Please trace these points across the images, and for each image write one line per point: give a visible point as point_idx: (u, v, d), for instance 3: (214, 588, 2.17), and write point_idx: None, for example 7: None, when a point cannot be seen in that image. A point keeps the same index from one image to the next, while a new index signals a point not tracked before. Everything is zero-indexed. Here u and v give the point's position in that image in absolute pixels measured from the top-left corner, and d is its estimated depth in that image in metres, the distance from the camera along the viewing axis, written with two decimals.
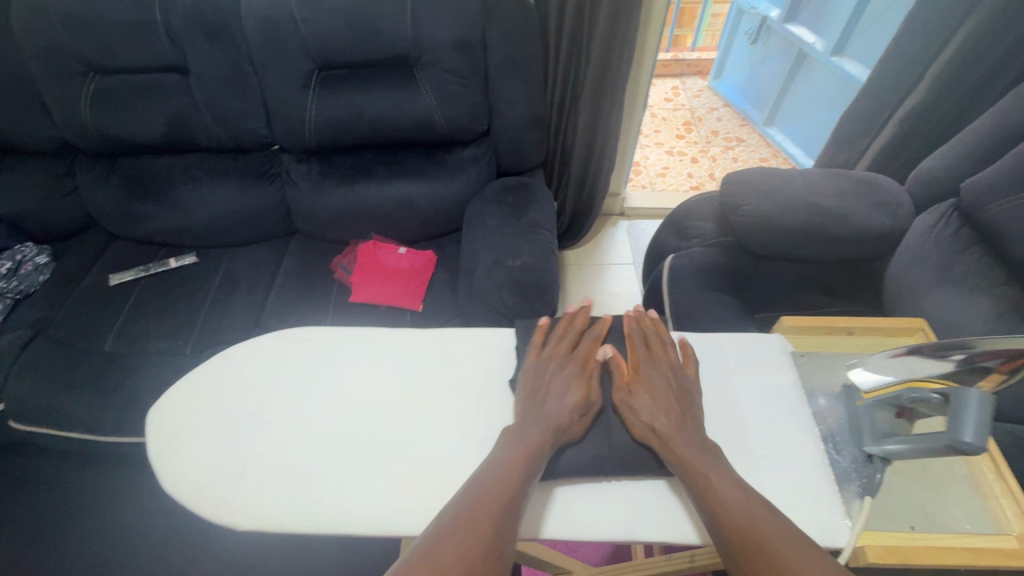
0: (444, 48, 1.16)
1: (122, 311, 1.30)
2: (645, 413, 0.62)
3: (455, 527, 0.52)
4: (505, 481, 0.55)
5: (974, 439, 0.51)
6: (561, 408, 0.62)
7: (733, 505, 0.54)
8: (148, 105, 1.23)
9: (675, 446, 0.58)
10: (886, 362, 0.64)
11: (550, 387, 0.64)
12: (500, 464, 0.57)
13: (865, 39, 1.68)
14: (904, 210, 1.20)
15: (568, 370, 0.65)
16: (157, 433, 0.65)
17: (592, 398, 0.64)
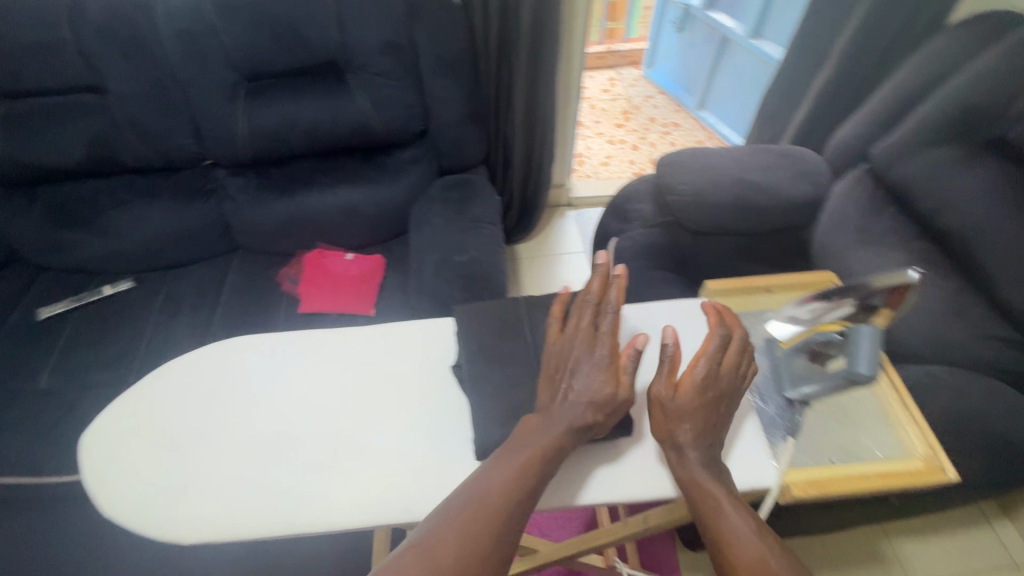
0: (372, 52, 1.16)
1: (56, 345, 1.24)
2: (670, 428, 0.59)
3: (460, 537, 0.51)
4: (516, 482, 0.55)
5: (867, 369, 0.60)
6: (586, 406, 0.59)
7: (742, 534, 0.53)
8: (65, 129, 1.18)
9: (683, 464, 0.57)
10: (796, 313, 0.70)
11: (582, 383, 0.60)
12: (515, 459, 0.56)
13: (780, 21, 1.77)
14: (823, 178, 1.28)
15: (595, 359, 0.60)
16: (92, 458, 0.63)
17: (625, 393, 0.60)
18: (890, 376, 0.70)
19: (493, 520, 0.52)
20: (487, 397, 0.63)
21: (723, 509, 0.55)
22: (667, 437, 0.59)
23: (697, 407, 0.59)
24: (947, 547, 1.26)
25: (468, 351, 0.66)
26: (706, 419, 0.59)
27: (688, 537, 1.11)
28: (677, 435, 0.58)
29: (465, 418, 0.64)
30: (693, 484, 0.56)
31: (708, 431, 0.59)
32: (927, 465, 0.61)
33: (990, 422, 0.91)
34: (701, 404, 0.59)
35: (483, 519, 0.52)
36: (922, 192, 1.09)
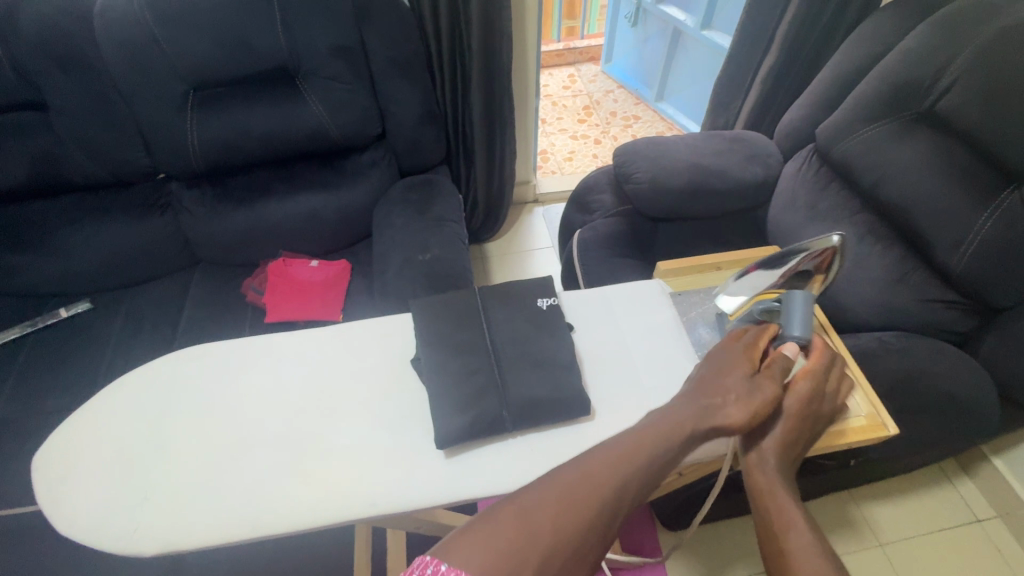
0: (322, 56, 1.16)
1: (10, 372, 1.20)
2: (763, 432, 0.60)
3: (564, 507, 0.49)
4: (625, 460, 0.52)
5: (800, 331, 0.64)
6: (733, 395, 0.58)
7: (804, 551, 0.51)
8: (5, 149, 1.14)
9: (760, 471, 0.58)
10: (739, 286, 0.75)
11: (735, 371, 0.60)
12: (623, 441, 0.54)
13: (728, 11, 1.82)
14: (774, 160, 1.32)
15: (738, 354, 0.62)
16: (43, 479, 0.61)
17: (772, 387, 0.58)
18: None
19: (601, 498, 0.50)
20: (444, 387, 0.64)
21: (796, 522, 0.53)
22: (757, 437, 0.60)
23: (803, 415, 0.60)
24: (913, 507, 1.31)
25: (425, 344, 0.67)
26: (800, 437, 0.60)
27: (664, 514, 1.13)
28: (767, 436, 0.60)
29: (424, 410, 0.65)
30: (765, 488, 0.56)
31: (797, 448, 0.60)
32: (868, 422, 0.66)
33: (935, 381, 0.95)
34: (803, 418, 0.60)
35: (591, 493, 0.50)
36: (863, 167, 1.13)
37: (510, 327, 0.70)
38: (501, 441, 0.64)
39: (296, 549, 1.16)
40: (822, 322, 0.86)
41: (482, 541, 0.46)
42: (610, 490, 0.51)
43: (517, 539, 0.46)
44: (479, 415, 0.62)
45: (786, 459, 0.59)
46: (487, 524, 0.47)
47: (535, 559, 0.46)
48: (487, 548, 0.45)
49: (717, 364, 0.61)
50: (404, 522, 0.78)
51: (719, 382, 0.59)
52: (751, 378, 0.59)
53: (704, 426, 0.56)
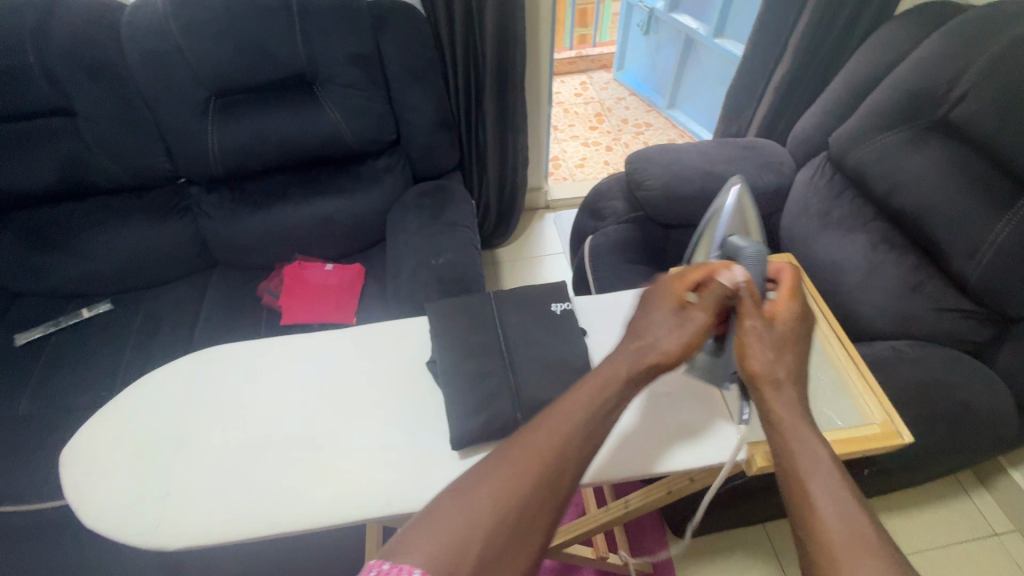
0: (339, 63, 1.18)
1: (33, 370, 1.23)
2: (756, 359, 0.58)
3: (504, 491, 0.48)
4: (564, 437, 0.52)
5: (752, 248, 0.69)
6: (660, 328, 0.60)
7: (821, 500, 0.47)
8: (33, 153, 1.18)
9: (774, 401, 0.55)
10: None
11: (659, 306, 0.62)
12: (555, 415, 0.53)
13: (741, 20, 1.83)
14: (787, 167, 1.32)
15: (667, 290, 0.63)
16: (68, 473, 0.63)
17: (699, 310, 0.60)
18: (844, 344, 0.72)
19: (544, 473, 0.49)
20: (459, 389, 0.65)
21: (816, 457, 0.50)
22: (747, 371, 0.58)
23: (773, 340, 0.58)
24: (927, 519, 1.29)
25: (440, 347, 0.68)
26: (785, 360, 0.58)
27: (674, 521, 1.13)
28: (757, 368, 0.57)
29: (439, 411, 0.66)
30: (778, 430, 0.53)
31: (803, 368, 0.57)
32: (883, 430, 0.64)
33: (949, 391, 0.95)
34: (785, 337, 0.59)
35: (534, 473, 0.49)
36: (877, 175, 1.13)
37: (523, 330, 0.71)
38: None
39: (307, 550, 1.18)
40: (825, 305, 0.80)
41: (430, 530, 0.45)
42: (557, 465, 0.50)
43: (457, 530, 0.45)
44: (493, 418, 0.63)
45: (792, 386, 0.56)
46: (431, 511, 0.47)
47: (479, 540, 0.45)
48: (431, 533, 0.44)
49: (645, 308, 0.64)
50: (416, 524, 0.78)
51: (649, 324, 0.61)
52: (671, 305, 0.61)
53: (635, 372, 0.57)
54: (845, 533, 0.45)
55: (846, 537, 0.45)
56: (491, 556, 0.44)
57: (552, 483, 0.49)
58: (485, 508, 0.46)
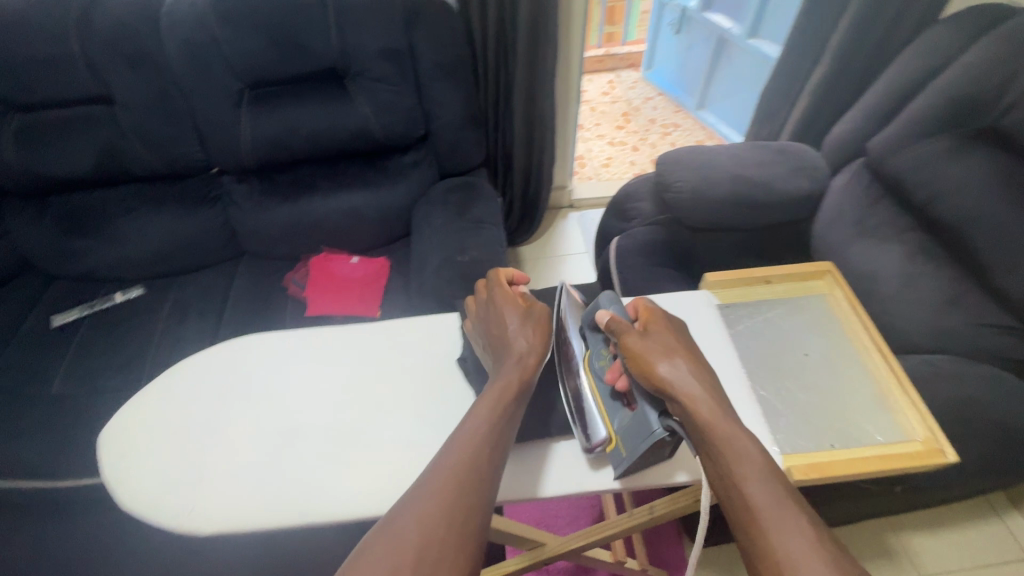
0: (371, 57, 1.18)
1: (67, 351, 1.27)
2: (661, 365, 0.61)
3: (425, 512, 0.49)
4: (472, 457, 0.53)
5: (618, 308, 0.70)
6: (518, 331, 0.64)
7: (762, 507, 0.51)
8: (73, 139, 1.21)
9: (696, 401, 0.58)
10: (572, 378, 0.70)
11: (503, 314, 0.66)
12: (462, 439, 0.55)
13: (778, 20, 1.78)
14: (822, 172, 1.29)
15: (507, 304, 0.67)
16: (106, 454, 0.64)
17: (536, 306, 0.68)
18: (885, 358, 0.70)
19: (460, 486, 0.51)
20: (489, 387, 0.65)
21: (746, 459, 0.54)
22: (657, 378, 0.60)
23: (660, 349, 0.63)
24: (957, 540, 1.25)
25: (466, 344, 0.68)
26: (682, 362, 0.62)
27: (692, 528, 1.11)
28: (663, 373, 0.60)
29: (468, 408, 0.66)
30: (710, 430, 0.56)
31: (699, 367, 0.62)
32: (926, 448, 0.62)
33: (988, 409, 0.91)
34: (668, 341, 0.64)
35: (452, 494, 0.50)
36: (917, 183, 1.09)
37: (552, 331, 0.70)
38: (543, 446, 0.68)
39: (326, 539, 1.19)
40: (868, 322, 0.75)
41: (384, 552, 0.46)
42: (470, 484, 0.51)
43: (396, 554, 0.46)
44: None
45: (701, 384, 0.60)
46: (374, 537, 0.48)
47: (416, 556, 0.46)
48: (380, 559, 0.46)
49: (486, 324, 0.67)
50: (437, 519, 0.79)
51: (506, 329, 0.65)
52: (518, 311, 0.66)
53: (512, 367, 0.61)
54: (788, 530, 0.49)
55: (790, 542, 0.49)
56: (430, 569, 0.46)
57: (468, 501, 0.50)
58: (414, 532, 0.47)
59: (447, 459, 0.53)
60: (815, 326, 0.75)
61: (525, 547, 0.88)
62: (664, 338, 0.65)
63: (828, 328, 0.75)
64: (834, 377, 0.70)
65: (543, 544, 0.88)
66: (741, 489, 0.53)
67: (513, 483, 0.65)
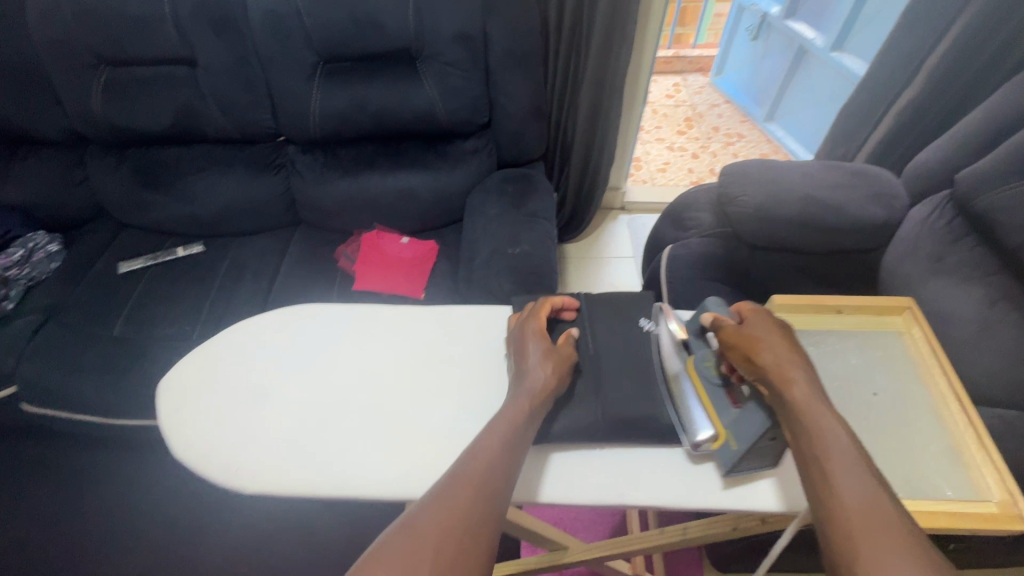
0: (445, 41, 1.18)
1: (131, 297, 1.33)
2: (764, 352, 0.60)
3: (445, 517, 0.49)
4: (480, 487, 0.52)
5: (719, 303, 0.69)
6: (535, 361, 0.64)
7: (847, 495, 0.50)
8: (155, 96, 1.26)
9: (789, 385, 0.58)
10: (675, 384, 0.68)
11: (528, 346, 0.66)
12: (481, 448, 0.55)
13: (865, 33, 1.68)
14: (898, 202, 1.21)
15: (531, 330, 0.67)
16: (165, 402, 0.67)
17: (563, 347, 0.68)
18: (964, 409, 0.66)
19: (477, 491, 0.51)
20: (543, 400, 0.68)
21: (837, 445, 0.53)
22: (758, 366, 0.60)
23: (762, 336, 0.62)
24: None
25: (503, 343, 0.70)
26: (786, 352, 0.61)
27: (716, 556, 1.08)
28: (764, 360, 0.60)
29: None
30: (806, 415, 0.55)
31: (803, 356, 0.60)
32: (1001, 510, 0.57)
33: None
34: (771, 328, 0.63)
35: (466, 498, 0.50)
36: (1009, 224, 1.01)
37: (609, 338, 0.74)
38: (584, 452, 0.67)
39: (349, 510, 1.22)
40: (945, 366, 0.70)
41: (409, 549, 0.46)
42: (484, 492, 0.51)
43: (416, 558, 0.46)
44: (573, 420, 0.66)
45: (804, 372, 0.59)
46: (383, 543, 0.48)
47: (430, 549, 0.47)
48: (407, 543, 0.47)
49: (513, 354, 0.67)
50: None
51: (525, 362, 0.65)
52: (545, 344, 0.66)
53: (518, 399, 0.60)
54: (870, 517, 0.48)
55: (862, 513, 0.48)
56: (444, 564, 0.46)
57: (481, 535, 0.49)
58: (432, 532, 0.48)
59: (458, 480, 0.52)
60: (888, 365, 0.71)
61: (546, 548, 0.89)
62: (769, 327, 0.63)
63: (903, 371, 0.70)
64: (905, 423, 0.66)
65: (566, 548, 0.88)
66: (824, 468, 0.52)
67: (553, 484, 0.65)
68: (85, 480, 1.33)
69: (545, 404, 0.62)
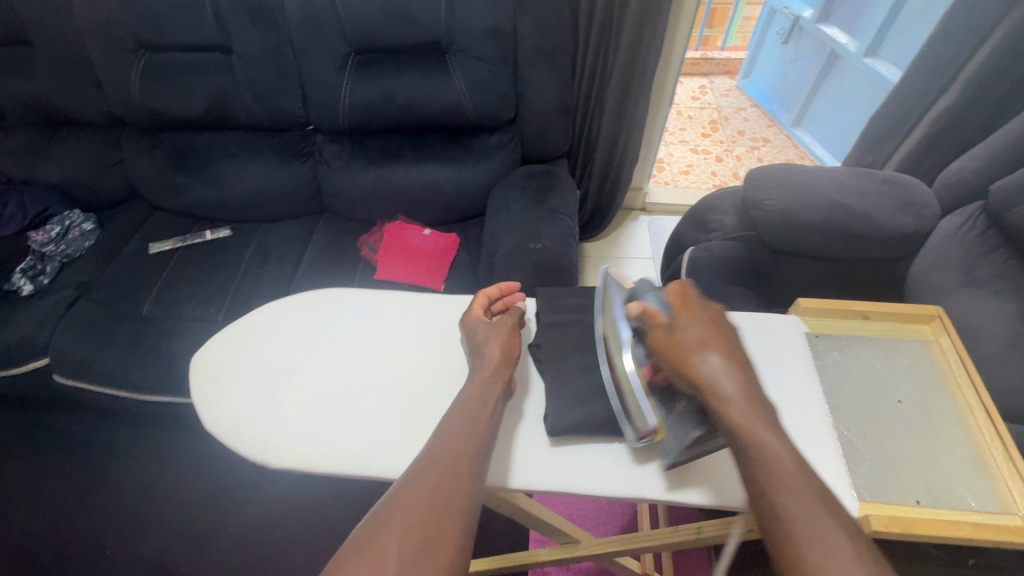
0: (475, 35, 1.19)
1: (160, 277, 1.37)
2: (698, 363, 0.57)
3: (409, 519, 0.50)
4: (439, 488, 0.53)
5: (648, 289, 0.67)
6: (486, 340, 0.66)
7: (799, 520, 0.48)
8: (190, 82, 1.30)
9: (723, 402, 0.55)
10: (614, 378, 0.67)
11: (478, 326, 0.68)
12: (444, 447, 0.56)
13: (900, 40, 1.65)
14: (929, 211, 1.19)
15: (476, 313, 0.70)
16: (197, 377, 0.69)
17: (511, 321, 0.70)
18: (991, 421, 0.65)
19: (441, 489, 0.53)
20: (565, 393, 0.69)
21: (781, 465, 0.51)
22: (692, 377, 0.57)
23: (693, 341, 0.59)
24: None
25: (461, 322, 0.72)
26: (719, 358, 0.58)
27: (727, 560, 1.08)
28: (697, 371, 0.57)
29: (526, 384, 0.73)
30: (743, 432, 0.53)
31: (735, 361, 0.58)
32: None
33: None
34: (702, 328, 0.60)
35: (431, 496, 0.52)
36: None
37: None
38: (605, 445, 0.67)
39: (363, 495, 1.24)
40: (973, 377, 0.69)
41: (375, 552, 0.48)
42: (451, 489, 0.53)
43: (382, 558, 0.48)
44: (594, 412, 0.67)
45: (737, 383, 0.56)
46: (352, 544, 0.50)
47: (393, 550, 0.48)
48: (373, 545, 0.49)
49: (465, 331, 0.70)
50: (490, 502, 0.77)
51: (478, 341, 0.67)
52: (494, 323, 0.69)
53: (477, 376, 0.63)
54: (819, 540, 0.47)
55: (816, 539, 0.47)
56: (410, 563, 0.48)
57: (445, 538, 0.50)
58: (397, 532, 0.49)
59: (414, 490, 0.53)
60: (914, 373, 0.70)
61: (558, 540, 0.89)
62: (700, 327, 0.60)
63: (929, 379, 0.69)
64: (930, 431, 0.65)
65: (578, 541, 0.89)
66: (779, 500, 0.49)
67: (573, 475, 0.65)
68: (110, 453, 1.38)
69: (504, 376, 0.64)
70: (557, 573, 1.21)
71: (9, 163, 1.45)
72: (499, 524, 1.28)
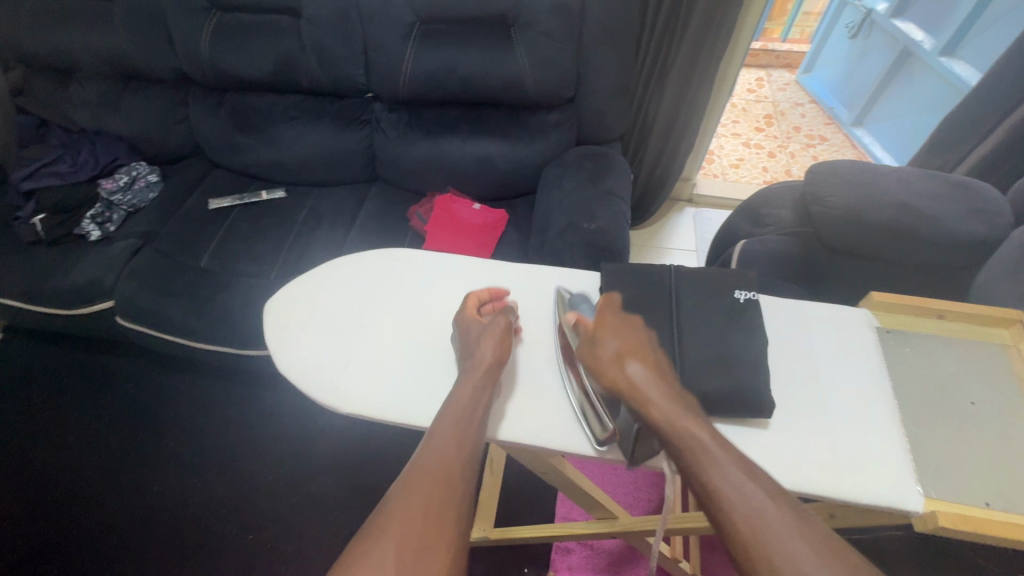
0: (544, 10, 1.17)
1: (218, 233, 1.42)
2: (622, 365, 0.60)
3: (406, 518, 0.49)
4: (436, 484, 0.52)
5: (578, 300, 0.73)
6: (478, 338, 0.66)
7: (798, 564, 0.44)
8: (258, 44, 1.32)
9: (651, 405, 0.57)
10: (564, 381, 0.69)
11: (471, 324, 0.68)
12: (431, 446, 0.56)
13: (982, 39, 1.56)
14: (1002, 220, 1.14)
15: (466, 313, 0.70)
16: (272, 322, 0.73)
17: (504, 321, 0.69)
18: None
19: (434, 485, 0.52)
20: None
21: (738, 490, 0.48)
22: (620, 380, 0.60)
23: (617, 345, 0.63)
24: None
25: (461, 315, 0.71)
26: (642, 364, 0.61)
27: None
28: (622, 374, 0.60)
29: (544, 364, 0.72)
30: (680, 433, 0.54)
31: (654, 365, 0.61)
32: None
33: None
34: (626, 337, 0.64)
35: (427, 493, 0.51)
36: None
37: (693, 311, 0.71)
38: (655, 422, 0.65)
39: None
40: None
41: (376, 551, 0.47)
42: (448, 485, 0.53)
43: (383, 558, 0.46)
44: None
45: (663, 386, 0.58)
46: (357, 544, 0.48)
47: (390, 550, 0.47)
48: (374, 545, 0.47)
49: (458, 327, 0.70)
50: (537, 466, 0.81)
51: (470, 339, 0.67)
52: (487, 323, 0.69)
53: (470, 377, 0.63)
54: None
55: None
56: (414, 558, 0.47)
57: (444, 534, 0.49)
58: (397, 530, 0.48)
59: (409, 494, 0.51)
60: (992, 376, 0.68)
61: (595, 514, 0.92)
62: (625, 335, 0.64)
63: (1005, 385, 0.68)
64: (1003, 435, 0.63)
65: (615, 517, 0.93)
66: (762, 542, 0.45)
67: None
68: (164, 395, 1.46)
69: (496, 379, 0.64)
70: (583, 549, 1.24)
71: (83, 113, 1.52)
72: (527, 497, 1.30)
